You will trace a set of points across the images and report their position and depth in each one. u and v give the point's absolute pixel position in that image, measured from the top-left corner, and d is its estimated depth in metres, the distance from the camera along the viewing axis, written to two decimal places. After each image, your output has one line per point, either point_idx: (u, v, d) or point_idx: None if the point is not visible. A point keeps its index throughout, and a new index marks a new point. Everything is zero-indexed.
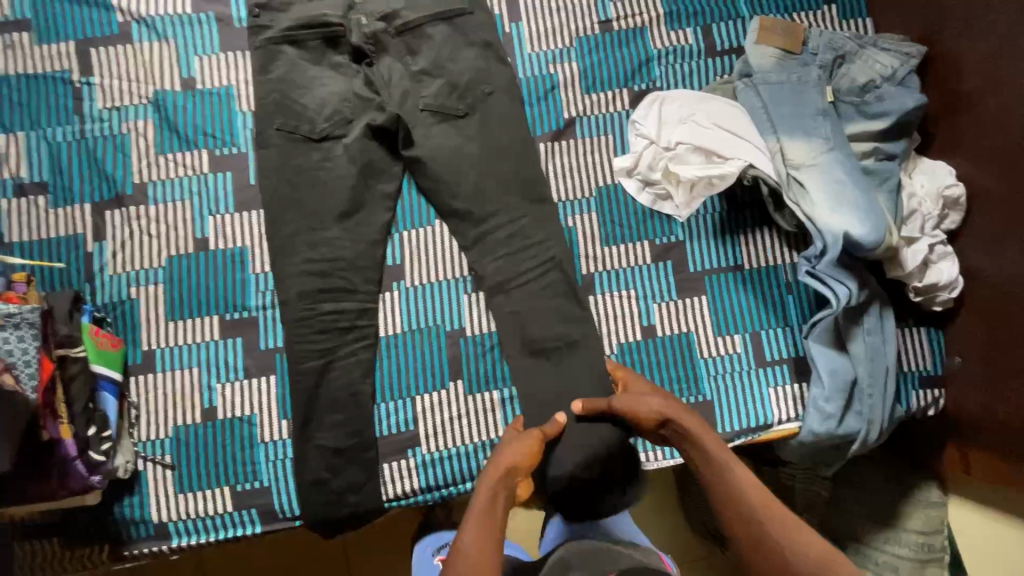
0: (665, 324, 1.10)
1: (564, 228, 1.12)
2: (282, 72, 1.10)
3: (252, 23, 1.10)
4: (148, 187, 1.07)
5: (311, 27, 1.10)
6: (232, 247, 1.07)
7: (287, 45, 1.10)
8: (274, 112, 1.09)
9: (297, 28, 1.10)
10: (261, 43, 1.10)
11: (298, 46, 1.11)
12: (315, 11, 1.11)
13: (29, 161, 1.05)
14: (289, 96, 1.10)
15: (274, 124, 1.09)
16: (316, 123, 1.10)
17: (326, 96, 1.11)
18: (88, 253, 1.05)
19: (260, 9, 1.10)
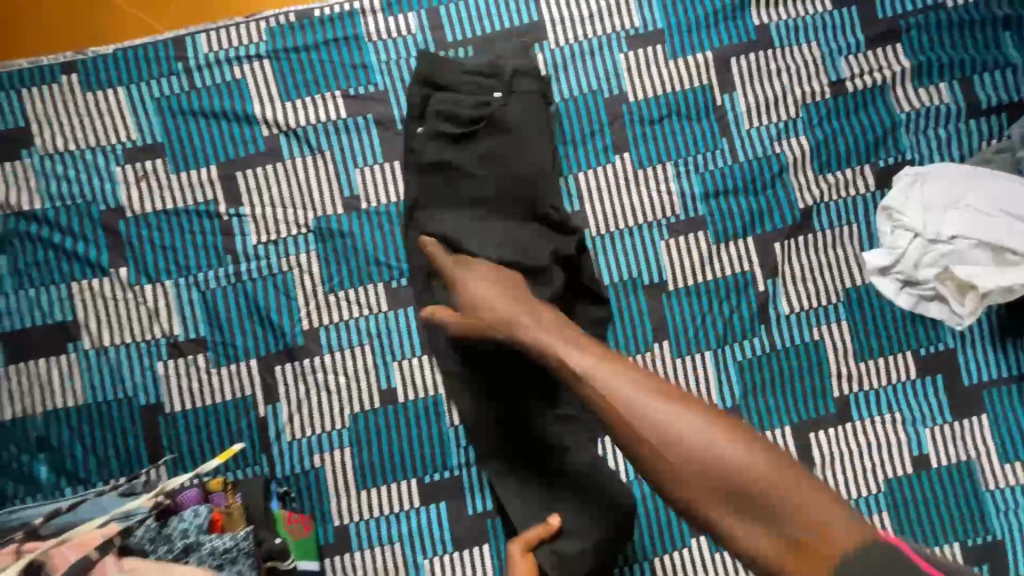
0: (941, 453, 0.92)
1: (810, 343, 0.93)
2: (446, 172, 0.90)
3: (414, 116, 0.92)
4: (321, 333, 0.91)
5: (480, 115, 0.90)
6: (422, 397, 0.91)
7: (450, 139, 0.90)
8: (435, 223, 0.89)
9: (461, 117, 0.90)
10: (423, 139, 0.91)
11: (464, 139, 0.90)
12: (484, 95, 0.90)
13: (181, 314, 0.90)
14: (455, 204, 0.90)
15: (440, 239, 0.89)
16: (483, 236, 0.88)
17: (498, 200, 0.90)
18: (262, 419, 0.89)
19: (426, 100, 0.91)
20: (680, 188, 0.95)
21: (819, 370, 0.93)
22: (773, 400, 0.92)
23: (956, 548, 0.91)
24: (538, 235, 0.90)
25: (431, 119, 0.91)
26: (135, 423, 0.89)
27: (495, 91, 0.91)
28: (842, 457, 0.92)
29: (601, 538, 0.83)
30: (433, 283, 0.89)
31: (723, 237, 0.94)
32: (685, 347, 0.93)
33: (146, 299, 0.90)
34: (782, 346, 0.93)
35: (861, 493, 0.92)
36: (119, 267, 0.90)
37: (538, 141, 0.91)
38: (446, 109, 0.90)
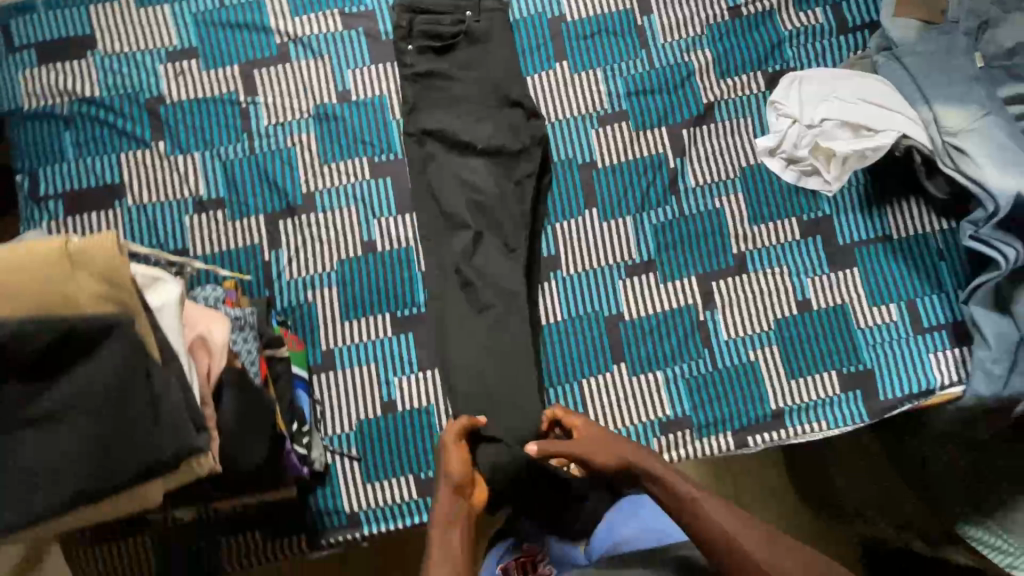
0: (820, 298, 1.12)
1: (713, 210, 1.15)
2: (433, 78, 1.16)
3: (401, 33, 1.16)
4: (316, 195, 1.13)
5: (456, 31, 1.16)
6: (396, 248, 1.12)
7: (434, 51, 1.16)
8: (432, 120, 1.15)
9: (442, 34, 1.16)
10: (411, 52, 1.16)
11: (445, 52, 1.17)
12: (457, 14, 1.17)
13: (206, 178, 1.13)
14: (444, 105, 1.16)
15: (430, 132, 1.15)
16: (470, 129, 1.14)
17: (477, 96, 1.16)
18: (267, 261, 1.11)
19: (409, 19, 1.16)
20: (608, 88, 1.18)
21: (720, 231, 1.14)
22: (682, 255, 1.13)
23: (834, 375, 1.10)
24: (510, 126, 1.15)
25: (417, 36, 1.16)
26: None
27: (466, 12, 1.17)
28: (739, 301, 1.12)
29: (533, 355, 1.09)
30: (428, 167, 1.14)
31: (642, 126, 1.17)
32: (611, 213, 1.14)
33: (179, 167, 1.13)
34: (690, 213, 1.14)
35: (755, 330, 1.11)
36: (159, 141, 1.13)
37: (502, 51, 1.17)
38: (428, 27, 1.16)
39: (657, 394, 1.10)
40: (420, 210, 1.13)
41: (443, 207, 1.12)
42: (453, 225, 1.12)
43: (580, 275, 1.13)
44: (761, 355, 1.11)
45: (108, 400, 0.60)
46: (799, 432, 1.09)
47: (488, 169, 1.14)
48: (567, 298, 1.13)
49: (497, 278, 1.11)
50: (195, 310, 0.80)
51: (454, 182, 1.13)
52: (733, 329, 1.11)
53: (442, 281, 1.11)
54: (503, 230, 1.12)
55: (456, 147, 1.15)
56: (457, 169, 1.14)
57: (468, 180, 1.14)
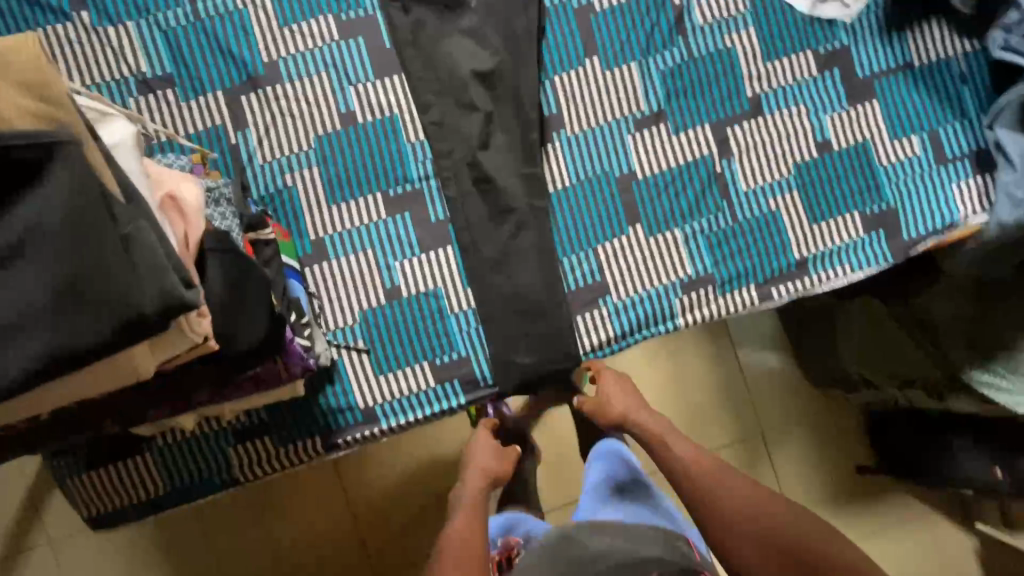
0: (841, 137, 1.05)
1: (724, 50, 1.05)
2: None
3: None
4: (280, 65, 0.98)
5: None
6: (378, 118, 1.00)
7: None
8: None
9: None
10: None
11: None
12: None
13: (147, 53, 0.97)
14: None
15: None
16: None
17: None
18: (234, 144, 0.98)
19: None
20: None
21: (732, 74, 1.05)
22: (693, 103, 1.04)
23: (856, 217, 1.05)
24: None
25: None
26: None
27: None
28: (756, 147, 1.04)
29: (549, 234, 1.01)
30: (421, 36, 1.00)
31: None
32: (613, 62, 1.03)
33: (111, 41, 0.96)
34: (698, 55, 1.04)
35: (775, 177, 1.05)
36: (80, 11, 0.95)
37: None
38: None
39: (677, 254, 1.04)
40: (411, 80, 1.00)
41: (446, 78, 0.99)
42: (456, 97, 0.99)
43: (584, 134, 1.03)
44: (782, 203, 1.04)
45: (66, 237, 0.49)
46: (824, 280, 1.05)
47: (487, 30, 0.99)
48: (574, 160, 1.03)
49: (507, 155, 0.99)
50: (158, 169, 0.68)
51: (452, 51, 0.99)
52: (752, 179, 1.04)
53: (451, 162, 0.99)
54: (510, 98, 0.99)
55: (449, 6, 0.99)
56: (456, 35, 0.99)
57: (469, 44, 0.99)
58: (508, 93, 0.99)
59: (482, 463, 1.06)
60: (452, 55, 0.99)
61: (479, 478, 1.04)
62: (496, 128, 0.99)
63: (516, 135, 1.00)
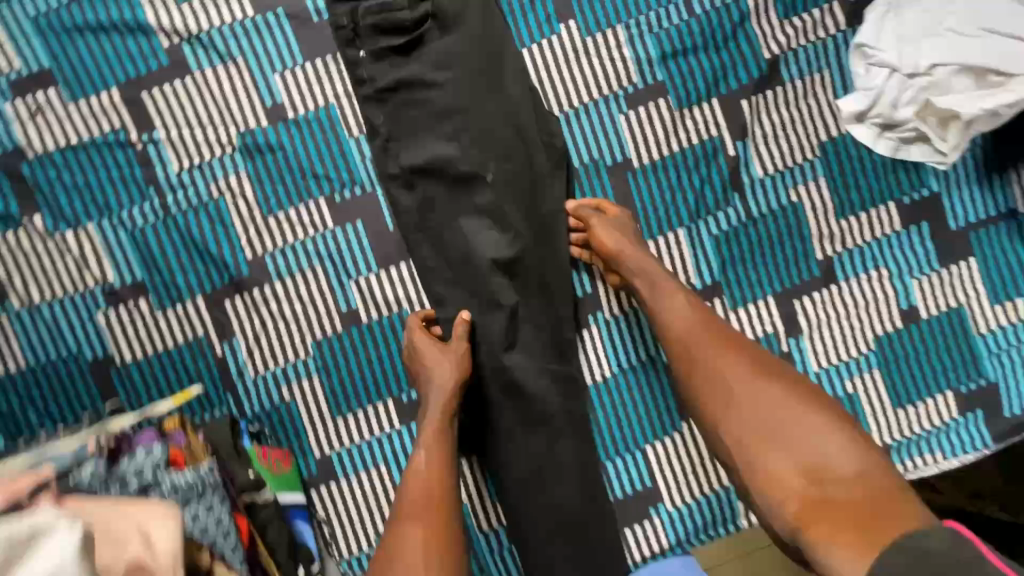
0: (929, 303, 0.89)
1: (789, 206, 0.88)
2: (407, 92, 0.83)
3: (345, 33, 0.82)
4: (267, 260, 0.84)
5: (418, 14, 0.81)
6: (384, 317, 0.86)
7: (395, 52, 0.82)
8: (424, 149, 0.83)
9: (400, 20, 0.81)
10: (367, 61, 0.82)
11: (414, 48, 0.82)
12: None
13: (112, 259, 0.83)
14: (434, 127, 0.83)
15: (424, 170, 0.84)
16: (475, 156, 0.83)
17: (467, 102, 0.82)
18: (221, 357, 0.85)
19: (350, 13, 0.82)
20: (634, 53, 0.85)
21: (799, 234, 0.88)
22: (753, 271, 0.88)
23: (947, 395, 0.90)
24: (521, 145, 0.84)
25: (367, 37, 0.82)
26: (85, 381, 0.84)
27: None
28: (830, 320, 0.89)
29: (587, 439, 0.87)
30: (429, 216, 0.85)
31: (686, 103, 0.86)
32: (657, 228, 0.88)
33: (71, 249, 0.82)
34: (758, 214, 0.87)
35: (850, 355, 0.89)
36: (33, 215, 0.82)
37: (489, 35, 0.82)
38: (380, 18, 0.81)
39: None
40: (421, 265, 0.86)
41: (462, 266, 0.85)
42: (474, 286, 0.85)
43: (627, 315, 0.89)
44: (860, 384, 0.89)
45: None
46: (912, 470, 0.89)
47: (509, 208, 0.85)
48: (614, 346, 0.89)
49: (534, 351, 0.86)
50: (77, 496, 0.66)
51: (467, 235, 0.85)
52: (823, 358, 0.89)
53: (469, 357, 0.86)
54: (536, 284, 0.86)
55: (460, 179, 0.84)
56: (472, 215, 0.85)
57: (484, 225, 0.85)
58: (536, 279, 0.86)
59: (438, 393, 0.80)
60: (466, 237, 0.85)
61: (439, 398, 0.80)
62: (522, 321, 0.86)
63: (544, 326, 0.86)
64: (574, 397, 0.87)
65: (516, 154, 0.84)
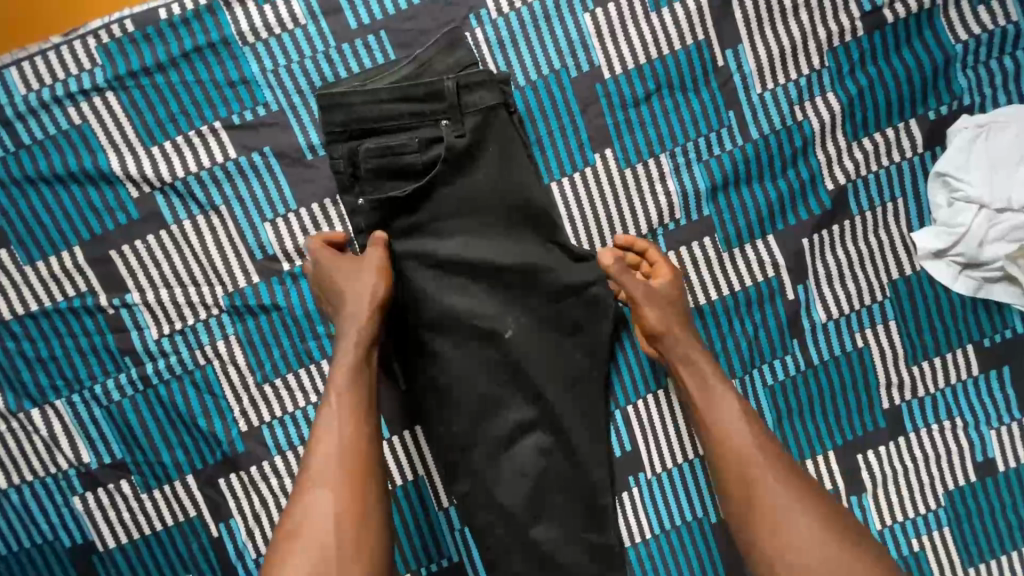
0: (1009, 455, 0.79)
1: (854, 351, 0.78)
2: (414, 241, 0.71)
3: (343, 178, 0.69)
4: (264, 432, 0.74)
5: (430, 157, 0.68)
6: (399, 487, 0.77)
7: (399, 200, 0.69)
8: (433, 302, 0.72)
9: (409, 165, 0.68)
10: (365, 208, 0.70)
11: (426, 194, 0.70)
12: (428, 128, 0.68)
13: (86, 437, 0.73)
14: (445, 278, 0.71)
15: (437, 324, 0.72)
16: (498, 306, 0.72)
17: (486, 250, 0.71)
18: (216, 539, 0.75)
19: (348, 152, 0.68)
20: (680, 184, 0.75)
21: (864, 380, 0.78)
22: (813, 423, 0.78)
23: None
24: (548, 293, 0.73)
25: (368, 182, 0.69)
26: (66, 569, 0.74)
27: (438, 121, 0.67)
28: (897, 475, 0.79)
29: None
30: (438, 376, 0.73)
31: (740, 239, 0.76)
32: None
33: (38, 428, 0.72)
34: (820, 360, 0.77)
35: (920, 513, 0.80)
36: None
37: (510, 177, 0.71)
38: (384, 161, 0.68)
39: None
40: (435, 425, 0.74)
41: (479, 430, 0.74)
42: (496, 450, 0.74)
43: (670, 472, 0.79)
44: (931, 545, 0.80)
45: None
46: None
47: (529, 363, 0.73)
48: (655, 506, 0.80)
49: (565, 518, 0.75)
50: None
51: (486, 394, 0.73)
52: (888, 515, 0.80)
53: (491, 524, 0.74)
54: (566, 441, 0.75)
55: (477, 334, 0.72)
56: (487, 368, 0.73)
57: (506, 382, 0.73)
58: (561, 440, 0.75)
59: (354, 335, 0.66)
60: (487, 394, 0.73)
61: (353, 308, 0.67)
62: (554, 485, 0.75)
63: (576, 488, 0.75)
64: (610, 562, 0.76)
65: (545, 301, 0.73)
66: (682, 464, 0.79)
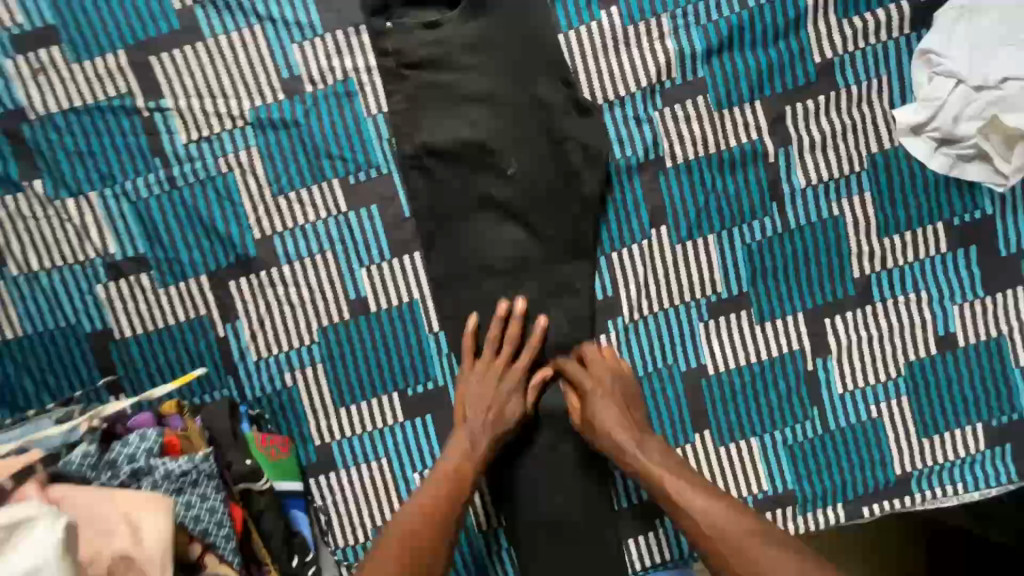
0: (969, 331, 0.84)
1: (830, 219, 0.82)
2: (429, 73, 0.79)
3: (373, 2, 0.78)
4: (276, 241, 0.80)
5: None
6: (395, 308, 0.83)
7: (423, 26, 0.79)
8: (442, 133, 0.80)
9: None
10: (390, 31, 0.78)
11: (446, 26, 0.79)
12: None
13: (113, 229, 0.79)
14: (455, 111, 0.80)
15: (443, 155, 0.81)
16: (500, 143, 0.80)
17: (495, 87, 0.79)
18: (223, 339, 0.81)
19: None
20: (678, 45, 0.80)
21: (837, 249, 0.83)
22: (785, 285, 0.84)
23: (977, 428, 0.85)
24: (552, 144, 0.81)
25: (397, 8, 0.79)
26: (84, 353, 0.81)
27: None
28: (861, 343, 0.84)
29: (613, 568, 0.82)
30: (441, 203, 0.82)
31: (730, 102, 0.81)
32: (687, 232, 0.83)
33: (70, 216, 0.79)
34: (796, 225, 0.82)
35: (878, 380, 0.85)
36: (32, 179, 0.78)
37: (523, 20, 0.79)
38: None
39: (751, 467, 0.86)
40: (432, 251, 0.82)
41: (476, 264, 0.83)
42: (561, 427, 0.84)
43: (647, 320, 0.84)
44: (886, 410, 0.85)
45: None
46: (927, 499, 0.86)
47: (524, 200, 0.82)
48: (630, 351, 0.85)
49: (548, 346, 0.84)
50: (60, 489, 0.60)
51: (485, 232, 0.83)
52: (849, 379, 0.85)
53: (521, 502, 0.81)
54: (551, 278, 0.83)
55: (482, 172, 0.81)
56: (484, 200, 0.82)
57: (499, 217, 0.82)
58: (549, 282, 0.83)
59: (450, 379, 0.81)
60: (482, 227, 0.82)
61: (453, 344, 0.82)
62: (538, 317, 0.84)
63: (557, 323, 0.84)
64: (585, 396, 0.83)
65: (545, 142, 0.81)
66: (659, 309, 0.84)
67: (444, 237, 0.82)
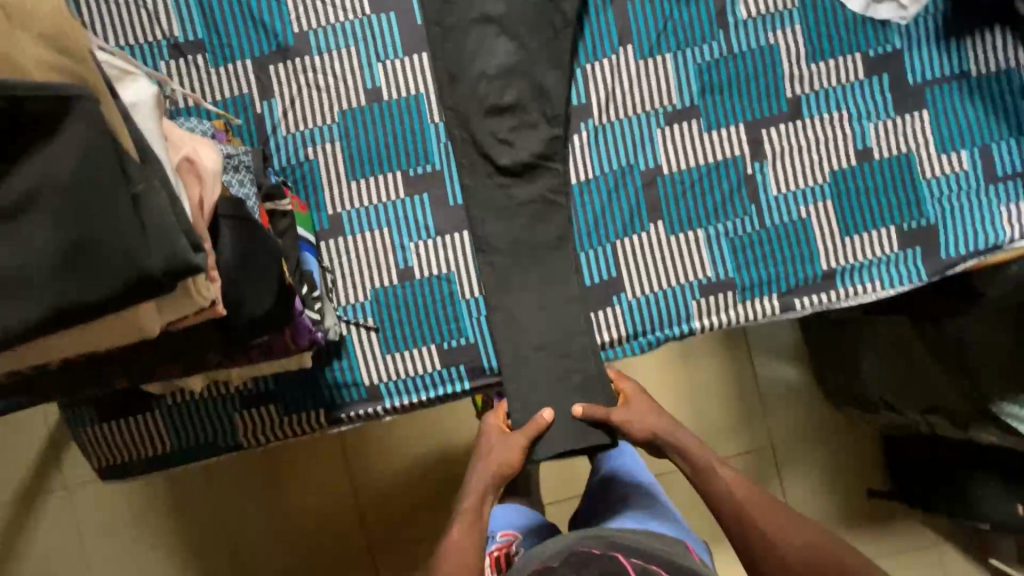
0: (882, 146, 1.00)
1: (767, 47, 1.00)
2: None
3: None
4: (310, 35, 0.98)
5: None
6: (403, 98, 0.99)
7: None
8: None
9: None
10: None
11: None
12: None
13: (179, 16, 0.97)
14: None
15: None
16: None
17: None
18: (259, 114, 0.98)
19: None
20: None
21: (773, 72, 1.00)
22: (729, 100, 1.00)
23: (891, 230, 1.00)
24: None
25: None
26: None
27: None
28: (792, 153, 1.00)
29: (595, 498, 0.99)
30: (445, 15, 0.98)
31: None
32: (649, 50, 1.00)
33: (145, 3, 0.97)
34: (738, 50, 1.00)
35: (807, 184, 1.00)
36: None
37: None
38: None
39: (697, 254, 1.01)
40: (435, 54, 0.99)
41: (470, 68, 0.98)
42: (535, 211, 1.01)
43: (614, 124, 1.00)
44: (814, 212, 1.00)
45: (78, 212, 0.49)
46: (850, 294, 1.00)
47: (513, 15, 0.98)
48: (598, 150, 1.01)
49: (529, 141, 1.00)
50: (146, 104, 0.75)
51: (481, 40, 0.98)
52: (783, 183, 1.00)
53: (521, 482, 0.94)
54: (531, 82, 0.99)
55: None
56: (479, 14, 0.98)
57: (492, 31, 0.99)
58: (530, 86, 0.99)
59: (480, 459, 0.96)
60: (478, 36, 0.98)
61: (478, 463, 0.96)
62: (521, 115, 0.99)
63: (536, 123, 0.99)
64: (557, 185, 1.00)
65: None
66: (623, 115, 1.00)
67: (446, 42, 0.98)
